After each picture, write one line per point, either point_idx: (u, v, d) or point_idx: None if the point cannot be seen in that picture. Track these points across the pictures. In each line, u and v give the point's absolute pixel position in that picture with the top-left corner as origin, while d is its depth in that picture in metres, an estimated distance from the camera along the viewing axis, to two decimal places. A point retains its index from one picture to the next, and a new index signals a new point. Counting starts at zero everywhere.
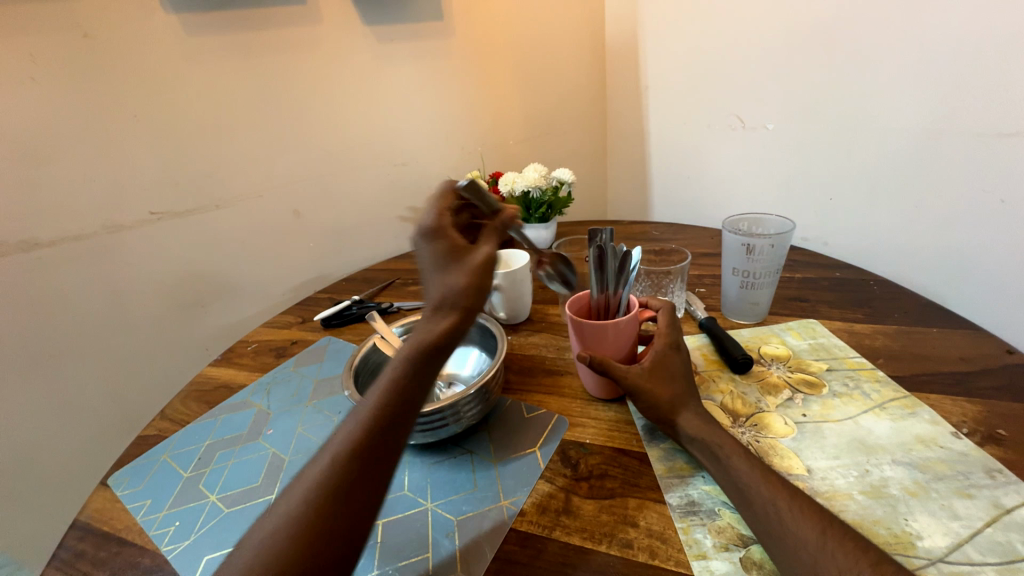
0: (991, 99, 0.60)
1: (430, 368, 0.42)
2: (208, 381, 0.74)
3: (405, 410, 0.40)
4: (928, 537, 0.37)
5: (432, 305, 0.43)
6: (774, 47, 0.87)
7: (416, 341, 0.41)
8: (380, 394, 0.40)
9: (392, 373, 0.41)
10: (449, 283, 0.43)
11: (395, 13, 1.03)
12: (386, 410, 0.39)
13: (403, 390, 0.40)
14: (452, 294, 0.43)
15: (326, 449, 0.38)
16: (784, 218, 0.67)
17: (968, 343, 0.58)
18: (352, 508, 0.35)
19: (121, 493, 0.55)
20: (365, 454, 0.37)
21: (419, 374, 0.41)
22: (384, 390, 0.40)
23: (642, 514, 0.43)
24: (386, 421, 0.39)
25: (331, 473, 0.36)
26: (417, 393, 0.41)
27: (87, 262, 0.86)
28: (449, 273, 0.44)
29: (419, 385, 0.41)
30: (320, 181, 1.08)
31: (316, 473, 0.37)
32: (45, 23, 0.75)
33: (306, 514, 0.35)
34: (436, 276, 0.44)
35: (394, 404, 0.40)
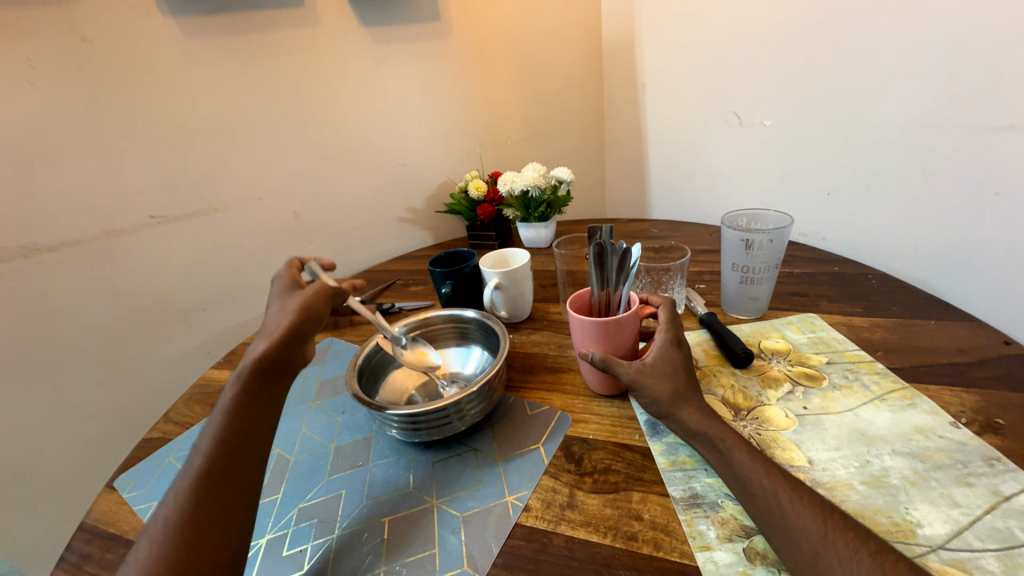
0: (987, 93, 0.61)
1: (270, 384, 0.49)
2: (212, 383, 0.75)
3: (249, 426, 0.46)
4: (928, 525, 0.38)
5: (264, 329, 0.50)
6: (769, 43, 0.88)
7: (248, 362, 0.48)
8: (221, 418, 0.46)
9: (228, 397, 0.47)
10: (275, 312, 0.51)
11: (393, 15, 1.03)
12: (229, 429, 0.45)
13: (240, 408, 0.46)
14: (281, 316, 0.50)
15: (179, 482, 0.42)
16: (781, 213, 0.68)
17: (965, 335, 0.59)
18: (221, 525, 0.41)
19: (128, 495, 0.56)
20: (213, 472, 0.43)
21: (258, 390, 0.48)
22: (224, 413, 0.46)
23: (645, 507, 0.44)
24: (231, 438, 0.45)
25: (189, 498, 0.41)
26: (256, 406, 0.47)
27: (88, 267, 0.86)
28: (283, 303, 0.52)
29: (258, 400, 0.48)
30: (319, 183, 1.08)
31: (174, 504, 0.41)
32: (44, 30, 0.76)
33: (174, 538, 0.39)
34: (271, 310, 0.53)
35: (235, 422, 0.46)
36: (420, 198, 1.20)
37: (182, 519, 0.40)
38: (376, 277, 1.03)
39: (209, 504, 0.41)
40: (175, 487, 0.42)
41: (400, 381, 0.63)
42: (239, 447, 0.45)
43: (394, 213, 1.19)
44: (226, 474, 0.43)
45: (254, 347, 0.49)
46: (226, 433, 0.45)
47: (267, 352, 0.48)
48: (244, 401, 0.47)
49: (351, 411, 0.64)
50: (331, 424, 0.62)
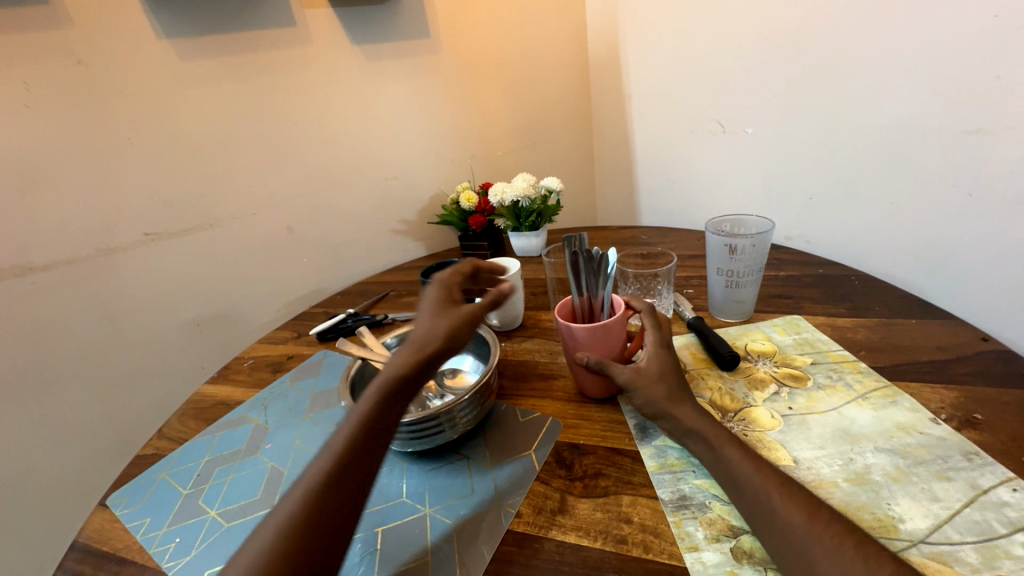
0: (958, 100, 0.63)
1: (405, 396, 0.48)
2: (206, 398, 0.75)
3: (373, 440, 0.44)
4: (910, 520, 0.39)
5: (412, 345, 0.50)
6: (749, 53, 0.90)
7: (393, 374, 0.47)
8: (353, 425, 0.44)
9: (367, 404, 0.46)
10: (427, 329, 0.51)
11: (382, 32, 1.05)
12: (359, 438, 0.43)
13: (376, 418, 0.45)
14: (431, 335, 0.51)
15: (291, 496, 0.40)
16: (763, 218, 0.70)
17: (946, 332, 0.60)
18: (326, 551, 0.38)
19: (121, 513, 0.55)
20: (337, 482, 0.41)
21: (393, 403, 0.47)
22: (359, 420, 0.44)
23: (635, 510, 0.44)
24: (359, 451, 0.43)
25: (300, 518, 0.39)
26: (388, 419, 0.46)
27: (82, 285, 0.87)
28: (438, 320, 0.52)
29: (394, 410, 0.46)
30: (312, 197, 1.09)
31: (284, 520, 0.39)
32: (39, 53, 0.77)
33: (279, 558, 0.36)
34: (420, 324, 0.52)
35: (360, 435, 0.44)
36: (413, 210, 1.22)
37: (296, 532, 0.38)
38: (370, 288, 1.04)
39: (324, 519, 0.39)
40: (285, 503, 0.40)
41: None
42: (363, 461, 0.43)
43: (387, 225, 1.20)
44: (344, 490, 0.41)
45: (400, 360, 0.49)
46: (360, 441, 0.43)
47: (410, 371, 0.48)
48: (380, 412, 0.45)
49: None
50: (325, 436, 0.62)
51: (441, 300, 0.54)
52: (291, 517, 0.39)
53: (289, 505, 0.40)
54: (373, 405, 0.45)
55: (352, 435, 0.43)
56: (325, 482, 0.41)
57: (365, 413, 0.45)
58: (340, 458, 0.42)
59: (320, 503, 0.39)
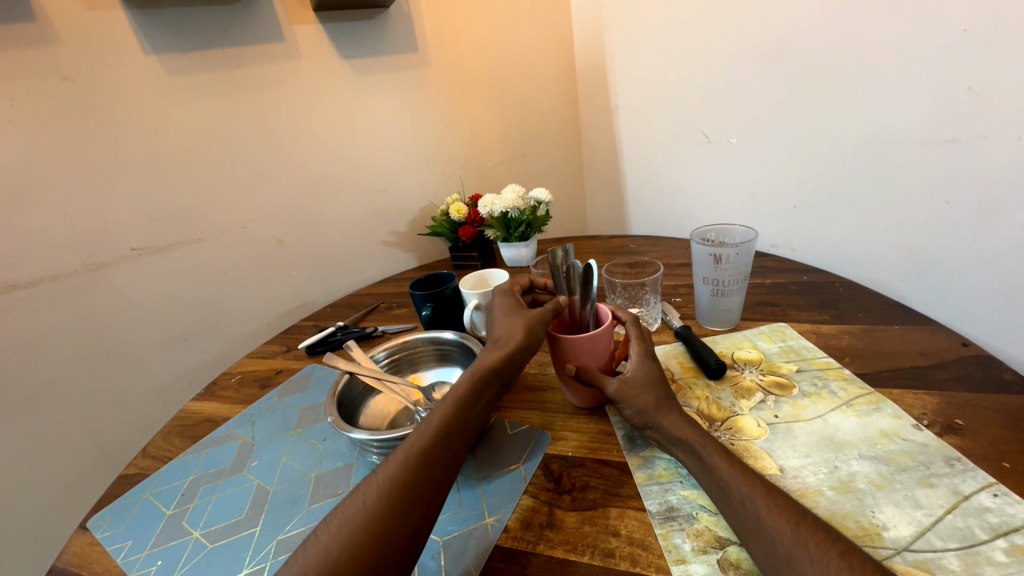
0: (933, 111, 0.65)
1: (489, 387, 0.52)
2: (192, 415, 0.74)
3: (459, 429, 0.48)
4: (894, 527, 0.39)
5: (496, 342, 0.56)
6: (731, 65, 0.92)
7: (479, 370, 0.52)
8: (445, 410, 0.48)
9: (458, 391, 0.50)
10: (506, 327, 0.57)
11: (371, 47, 1.06)
12: (450, 422, 0.48)
13: (466, 406, 0.50)
14: (512, 332, 0.56)
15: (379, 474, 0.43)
16: (747, 227, 0.71)
17: (927, 338, 0.61)
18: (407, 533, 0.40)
19: (102, 535, 0.54)
20: (430, 458, 0.44)
21: (479, 393, 0.51)
22: (451, 405, 0.49)
23: (623, 522, 0.44)
24: (450, 434, 0.47)
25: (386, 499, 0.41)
26: (475, 408, 0.50)
27: (67, 302, 0.86)
28: (513, 320, 0.57)
29: (480, 400, 0.51)
30: (301, 210, 1.09)
31: (371, 497, 0.42)
32: (24, 69, 0.77)
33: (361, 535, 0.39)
34: (500, 323, 0.58)
35: (449, 423, 0.47)
36: (403, 222, 1.22)
37: (390, 501, 0.41)
38: (360, 301, 1.04)
39: (417, 491, 0.42)
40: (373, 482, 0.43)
41: (381, 406, 0.63)
42: (451, 445, 0.46)
43: (377, 236, 1.20)
44: (435, 470, 0.44)
45: (487, 355, 0.55)
46: (453, 424, 0.48)
47: (495, 368, 0.53)
48: (469, 400, 0.50)
49: (332, 438, 0.63)
50: (312, 452, 0.62)
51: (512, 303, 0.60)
52: (387, 486, 0.42)
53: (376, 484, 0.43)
54: (463, 392, 0.50)
55: (444, 416, 0.48)
56: (421, 457, 0.44)
57: (456, 398, 0.50)
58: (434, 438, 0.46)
59: (412, 479, 0.43)
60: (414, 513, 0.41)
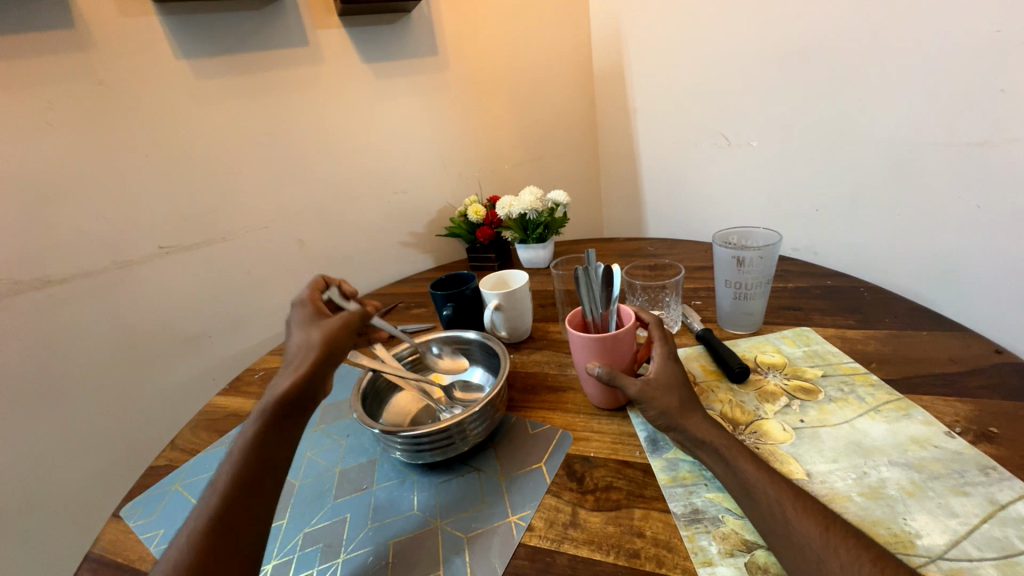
0: (964, 114, 0.64)
1: (291, 416, 0.49)
2: (218, 410, 0.76)
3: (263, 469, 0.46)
4: (927, 535, 0.38)
5: (290, 363, 0.52)
6: (753, 67, 0.92)
7: (276, 394, 0.49)
8: (241, 453, 0.46)
9: (251, 431, 0.48)
10: (302, 343, 0.53)
11: (392, 50, 1.08)
12: (248, 465, 0.46)
13: (261, 442, 0.47)
14: (308, 349, 0.52)
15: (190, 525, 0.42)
16: (771, 230, 0.70)
17: (958, 344, 0.60)
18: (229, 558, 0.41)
19: (135, 523, 0.56)
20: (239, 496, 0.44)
21: (279, 424, 0.48)
22: (243, 448, 0.47)
23: (648, 523, 0.44)
24: (251, 478, 0.45)
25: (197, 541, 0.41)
26: (276, 442, 0.48)
27: (97, 297, 0.89)
28: (307, 333, 0.54)
29: (281, 432, 0.48)
30: (323, 210, 1.11)
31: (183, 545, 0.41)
32: (62, 73, 0.80)
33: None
34: (295, 341, 0.54)
35: (250, 466, 0.46)
36: (421, 223, 1.24)
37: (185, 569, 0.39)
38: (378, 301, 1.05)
39: (216, 547, 0.41)
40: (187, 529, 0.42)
41: (403, 404, 0.64)
42: (254, 488, 0.45)
43: (395, 237, 1.22)
44: (236, 517, 0.43)
45: (280, 380, 0.51)
46: (252, 464, 0.46)
47: (297, 386, 0.50)
48: (265, 436, 0.47)
49: (355, 435, 0.64)
50: (337, 448, 0.63)
51: (310, 315, 0.57)
52: (200, 530, 0.42)
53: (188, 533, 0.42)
54: (256, 430, 0.48)
55: (240, 458, 0.46)
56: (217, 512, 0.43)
57: (249, 440, 0.47)
58: (225, 495, 0.44)
59: (213, 536, 0.41)
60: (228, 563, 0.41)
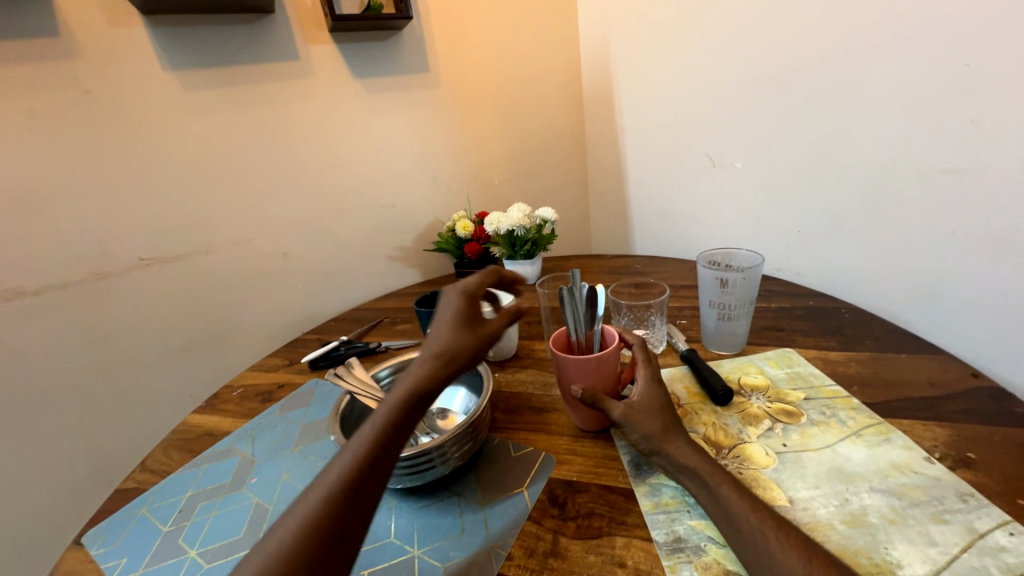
0: (937, 142, 0.66)
1: (420, 409, 0.47)
2: (193, 429, 0.73)
3: (375, 473, 0.42)
4: (908, 565, 0.38)
5: (431, 358, 0.49)
6: (736, 91, 0.94)
7: (405, 389, 0.46)
8: (372, 435, 0.43)
9: (385, 415, 0.45)
10: (447, 337, 0.50)
11: (383, 66, 1.09)
12: (368, 458, 0.42)
13: (388, 437, 0.44)
14: (455, 347, 0.50)
15: (296, 510, 0.39)
16: (753, 252, 0.71)
17: (935, 367, 0.60)
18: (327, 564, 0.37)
19: (96, 552, 0.53)
20: (352, 494, 0.40)
21: (405, 422, 0.45)
22: (367, 444, 0.43)
23: (629, 553, 0.43)
24: (365, 474, 0.41)
25: (303, 534, 0.37)
26: (398, 443, 0.44)
27: (72, 310, 0.86)
28: (458, 331, 0.51)
29: (411, 421, 0.46)
30: (309, 223, 1.10)
31: (289, 533, 0.37)
32: (46, 83, 0.79)
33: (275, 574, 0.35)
34: (441, 333, 0.51)
35: (368, 463, 0.42)
36: (409, 237, 1.23)
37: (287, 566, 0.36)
38: (363, 315, 1.04)
39: (318, 553, 0.37)
40: (296, 512, 0.39)
41: None
42: (370, 483, 0.41)
43: (382, 251, 1.21)
44: (345, 522, 0.39)
45: (413, 373, 0.48)
46: (378, 449, 0.43)
47: (431, 384, 0.47)
48: (393, 433, 0.44)
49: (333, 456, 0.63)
50: (313, 470, 0.61)
51: (468, 308, 0.53)
52: (306, 522, 0.38)
53: (295, 519, 0.38)
54: (386, 421, 0.44)
55: (369, 441, 0.43)
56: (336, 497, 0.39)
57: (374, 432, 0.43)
58: (338, 490, 0.40)
59: (319, 533, 0.37)
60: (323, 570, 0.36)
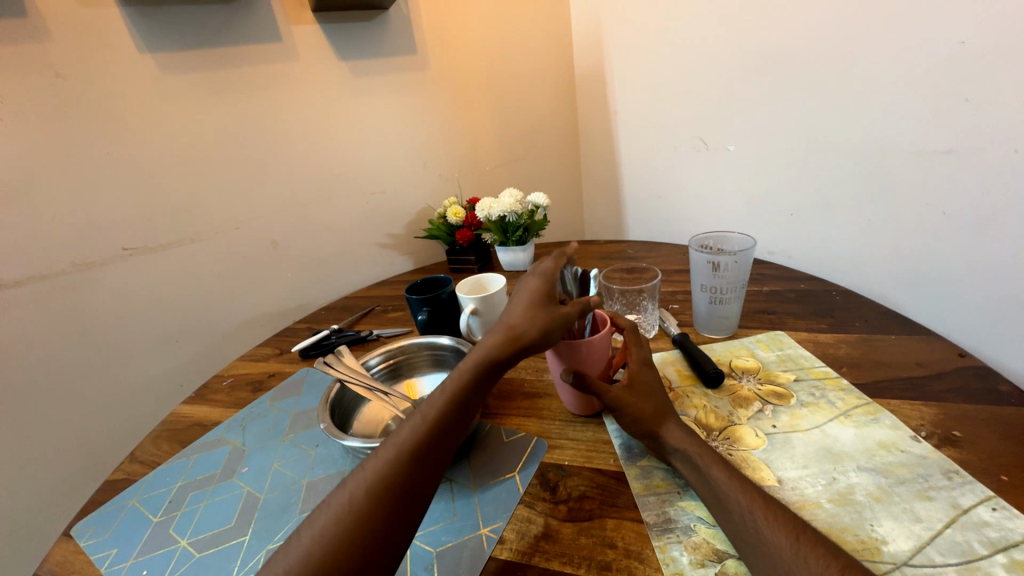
0: (930, 122, 0.65)
1: (484, 385, 0.51)
2: (182, 420, 0.72)
3: (444, 437, 0.46)
4: (893, 541, 0.39)
5: (500, 335, 0.53)
6: (730, 71, 0.92)
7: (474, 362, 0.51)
8: (442, 404, 0.47)
9: (452, 387, 0.49)
10: (521, 317, 0.53)
11: (369, 48, 1.06)
12: (438, 422, 0.46)
13: (457, 405, 0.48)
14: (528, 327, 0.52)
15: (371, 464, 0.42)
16: (745, 235, 0.70)
17: (924, 348, 0.61)
18: (398, 517, 0.40)
19: (85, 543, 0.53)
20: (422, 452, 0.43)
21: (473, 393, 0.49)
22: (437, 408, 0.47)
23: (620, 534, 0.44)
24: (435, 437, 0.45)
25: (375, 489, 0.40)
26: (464, 412, 0.48)
27: (54, 302, 0.84)
28: (533, 312, 0.53)
29: (475, 396, 0.50)
30: (296, 210, 1.08)
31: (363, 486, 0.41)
32: (16, 66, 0.76)
33: (349, 522, 0.38)
34: (515, 313, 0.54)
35: (437, 428, 0.46)
36: (400, 224, 1.22)
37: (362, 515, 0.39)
38: (355, 303, 1.03)
39: (392, 505, 0.40)
40: (369, 468, 0.42)
41: (374, 414, 0.62)
42: (439, 446, 0.45)
43: (373, 238, 1.19)
44: (416, 479, 0.42)
45: (485, 348, 0.52)
46: (446, 417, 0.47)
47: (500, 358, 0.51)
48: (460, 402, 0.48)
49: (325, 444, 0.63)
50: (304, 458, 0.61)
51: (544, 290, 0.55)
52: (377, 478, 0.41)
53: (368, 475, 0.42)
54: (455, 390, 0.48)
55: (442, 405, 0.47)
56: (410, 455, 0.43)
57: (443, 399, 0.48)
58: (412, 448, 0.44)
59: (392, 487, 0.41)
60: (394, 523, 0.39)
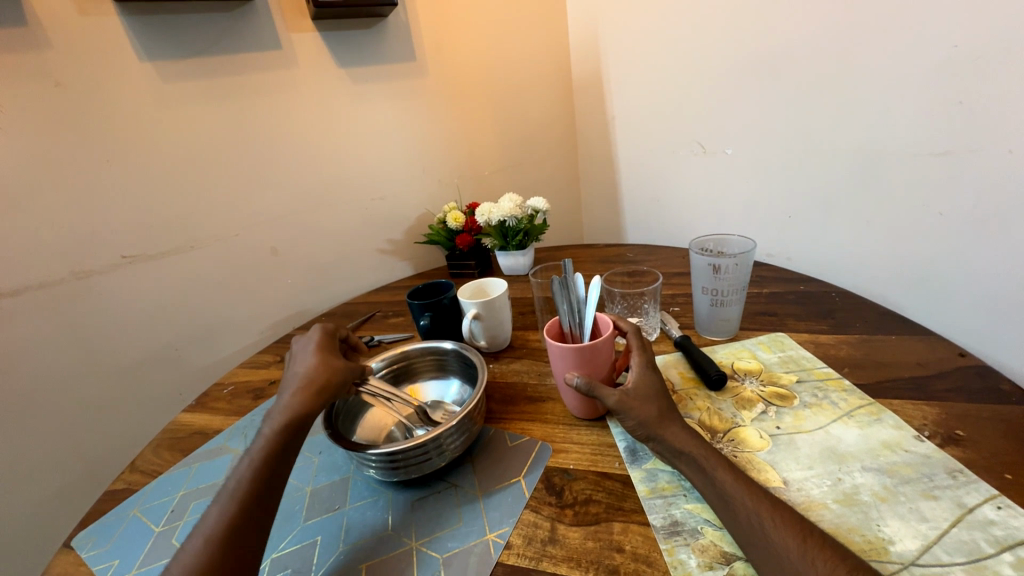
0: (923, 126, 0.66)
1: (292, 444, 0.50)
2: (183, 428, 0.72)
3: (267, 495, 0.46)
4: (900, 541, 0.39)
5: (300, 385, 0.53)
6: (725, 76, 0.93)
7: (281, 418, 0.50)
8: (246, 477, 0.47)
9: (255, 456, 0.48)
10: (312, 368, 0.54)
11: (369, 55, 1.06)
12: (252, 483, 0.46)
13: (274, 460, 0.48)
14: (320, 374, 0.54)
15: (191, 546, 0.42)
16: (744, 237, 0.71)
17: (924, 348, 0.61)
18: None
19: (87, 554, 0.52)
20: (241, 521, 0.44)
21: (288, 447, 0.50)
22: (251, 468, 0.47)
23: (627, 537, 0.43)
24: (253, 499, 0.45)
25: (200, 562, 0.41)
26: (283, 465, 0.49)
27: (53, 311, 0.84)
28: (321, 360, 0.55)
29: (291, 449, 0.50)
30: (296, 217, 1.08)
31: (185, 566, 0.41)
32: (17, 75, 0.76)
33: None
34: (303, 365, 0.55)
35: (255, 488, 0.46)
36: (399, 229, 1.22)
37: None
38: (355, 310, 1.03)
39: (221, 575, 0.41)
40: (191, 546, 0.42)
41: (377, 420, 0.62)
42: (259, 505, 0.45)
43: (373, 245, 1.20)
44: (239, 545, 0.43)
45: (288, 401, 0.52)
46: (260, 478, 0.47)
47: (309, 411, 0.51)
48: (274, 457, 0.48)
49: (328, 451, 0.62)
50: (308, 465, 0.60)
51: (324, 342, 0.58)
52: (201, 554, 0.41)
53: (190, 551, 0.42)
54: (267, 449, 0.48)
55: (254, 466, 0.47)
56: (219, 536, 0.43)
57: (255, 459, 0.48)
58: (231, 516, 0.44)
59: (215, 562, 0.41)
60: None
